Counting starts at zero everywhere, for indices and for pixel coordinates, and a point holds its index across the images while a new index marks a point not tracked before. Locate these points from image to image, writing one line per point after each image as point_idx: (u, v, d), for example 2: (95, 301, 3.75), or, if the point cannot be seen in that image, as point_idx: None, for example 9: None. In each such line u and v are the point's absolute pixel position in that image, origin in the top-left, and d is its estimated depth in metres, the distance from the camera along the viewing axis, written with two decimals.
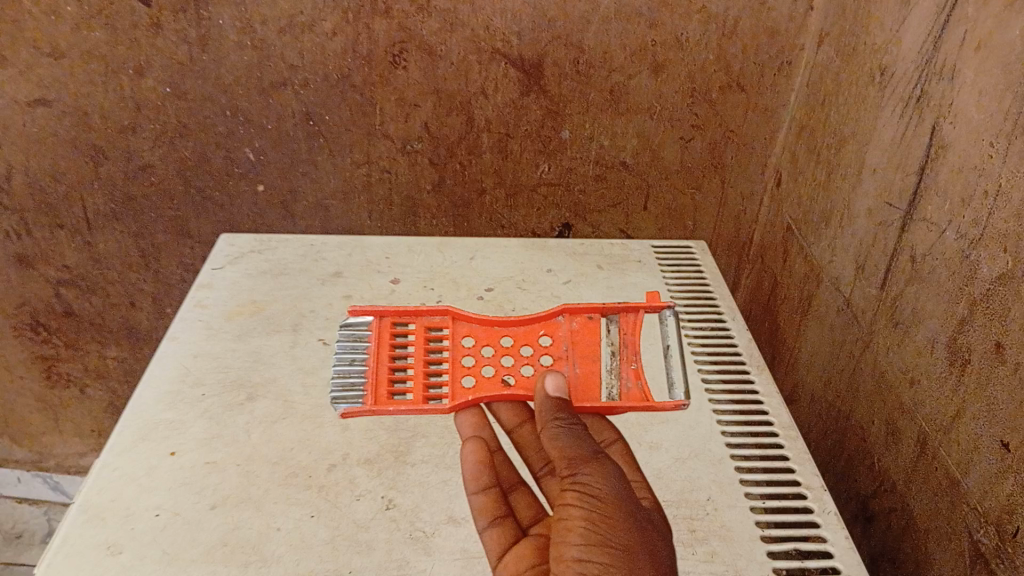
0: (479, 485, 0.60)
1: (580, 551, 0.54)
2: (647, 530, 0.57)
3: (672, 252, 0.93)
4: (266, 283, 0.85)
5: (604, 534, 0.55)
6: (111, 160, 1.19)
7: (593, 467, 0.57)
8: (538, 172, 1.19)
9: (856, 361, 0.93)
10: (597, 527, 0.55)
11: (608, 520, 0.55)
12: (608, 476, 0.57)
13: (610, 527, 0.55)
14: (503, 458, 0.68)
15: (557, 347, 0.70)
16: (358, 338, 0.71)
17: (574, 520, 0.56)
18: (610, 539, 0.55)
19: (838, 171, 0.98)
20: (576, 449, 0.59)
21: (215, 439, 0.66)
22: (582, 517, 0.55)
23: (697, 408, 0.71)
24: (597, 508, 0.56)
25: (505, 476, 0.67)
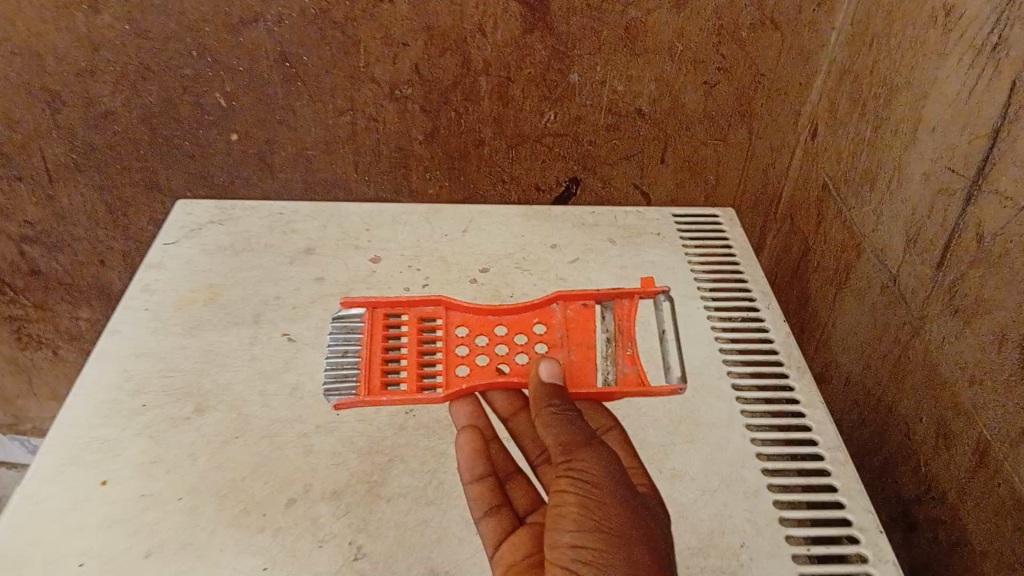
0: (473, 474, 0.54)
1: (574, 536, 0.48)
2: (643, 517, 0.51)
3: (695, 223, 0.80)
4: (226, 262, 0.74)
5: (596, 519, 0.49)
6: (68, 106, 1.06)
7: (586, 455, 0.53)
8: (542, 121, 1.05)
9: (903, 347, 0.82)
10: (591, 513, 0.49)
11: (602, 505, 0.49)
12: (604, 463, 0.52)
13: (604, 511, 0.49)
14: (498, 447, 0.59)
15: (550, 335, 0.66)
16: (351, 330, 0.66)
17: (566, 504, 0.50)
18: (605, 525, 0.49)
19: (888, 126, 0.85)
20: (570, 435, 0.54)
21: (155, 464, 0.56)
22: (572, 502, 0.50)
23: (727, 424, 0.59)
24: (591, 494, 0.50)
25: (500, 464, 0.58)
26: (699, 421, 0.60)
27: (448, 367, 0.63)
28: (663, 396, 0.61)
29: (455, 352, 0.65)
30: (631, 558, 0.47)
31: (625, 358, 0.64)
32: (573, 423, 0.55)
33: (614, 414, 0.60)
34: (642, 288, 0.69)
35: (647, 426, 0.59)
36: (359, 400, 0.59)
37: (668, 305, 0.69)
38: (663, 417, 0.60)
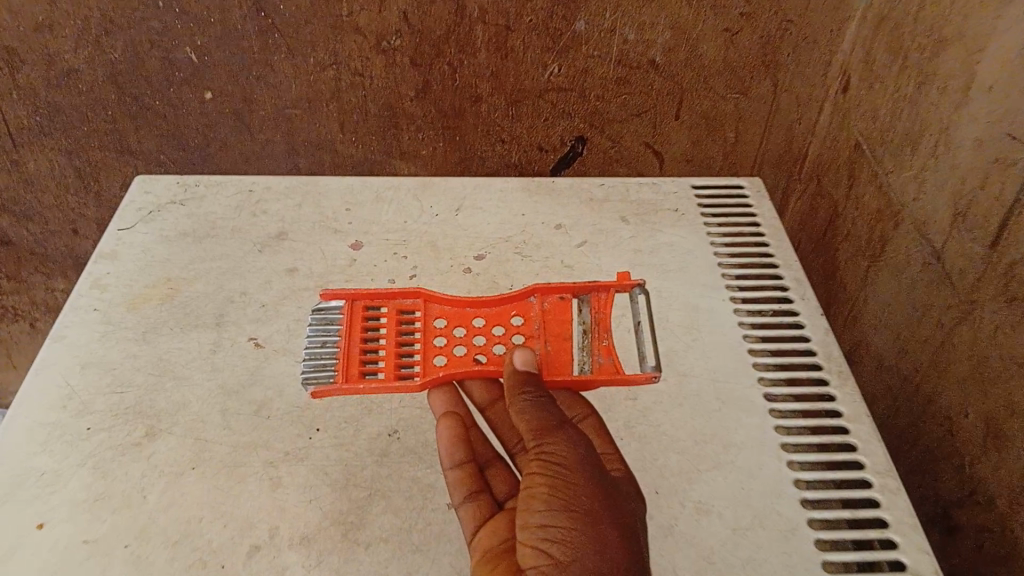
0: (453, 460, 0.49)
1: (542, 517, 0.44)
2: (619, 499, 0.46)
3: (719, 196, 0.72)
4: (187, 251, 0.65)
5: (565, 498, 0.44)
6: (26, 64, 0.94)
7: (558, 434, 0.47)
8: (545, 74, 0.94)
9: (947, 333, 0.73)
10: (559, 492, 0.44)
11: (572, 484, 0.45)
12: (576, 441, 0.47)
13: (575, 491, 0.44)
14: (479, 433, 0.53)
15: (529, 327, 0.58)
16: (330, 324, 0.57)
17: (534, 487, 0.45)
18: (574, 504, 0.44)
19: (934, 82, 0.75)
20: (539, 418, 0.48)
21: (100, 501, 0.48)
22: (541, 482, 0.45)
23: (760, 446, 0.52)
24: (561, 474, 0.45)
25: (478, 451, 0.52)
26: (727, 441, 0.52)
27: (425, 357, 0.56)
28: (684, 410, 0.53)
29: (432, 340, 0.57)
30: (601, 537, 0.42)
31: (600, 348, 0.56)
32: (542, 405, 0.49)
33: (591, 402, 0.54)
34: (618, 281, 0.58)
35: (667, 447, 0.51)
36: (337, 387, 0.53)
37: (644, 298, 0.59)
38: (686, 436, 0.52)
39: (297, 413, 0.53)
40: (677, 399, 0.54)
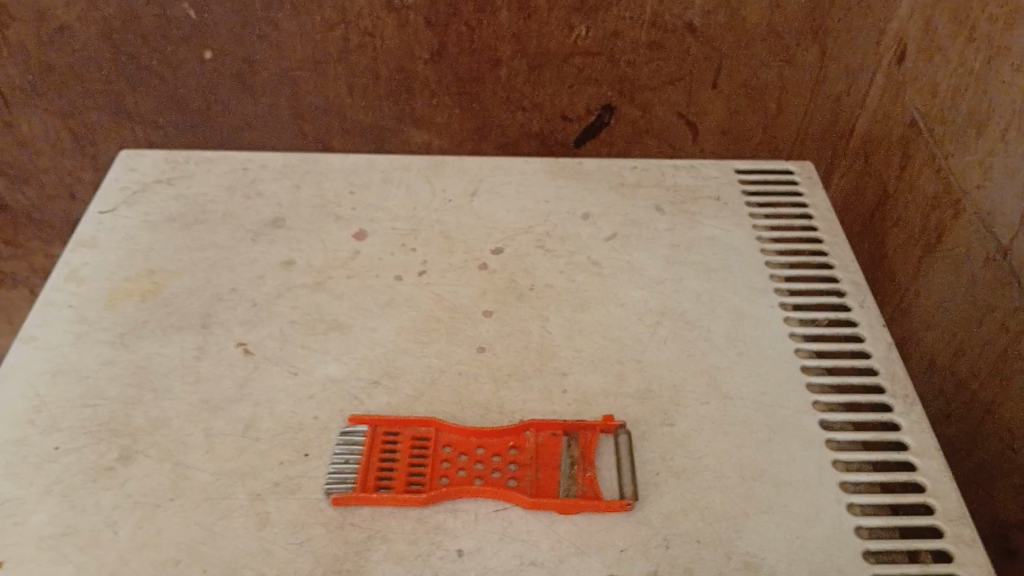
0: None
1: None
2: None
3: (766, 183, 0.65)
4: (174, 239, 0.59)
5: None
6: (16, 19, 0.86)
7: None
8: (570, 37, 0.86)
9: (1014, 337, 0.66)
10: None
11: None
12: None
13: None
14: None
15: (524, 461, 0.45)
16: (345, 450, 0.46)
17: None
18: None
19: (1006, 57, 0.67)
20: None
21: (65, 537, 0.42)
22: None
23: (816, 486, 0.45)
24: None
25: None
26: (777, 480, 0.45)
27: (432, 484, 0.44)
28: (729, 441, 0.47)
29: (440, 465, 0.45)
30: None
31: (583, 478, 0.45)
32: None
33: (578, 535, 0.42)
34: (603, 421, 0.46)
35: (709, 484, 0.45)
36: (355, 496, 0.43)
37: (672, 307, 0.55)
38: (731, 472, 0.45)
39: (289, 435, 0.47)
40: (720, 425, 0.48)
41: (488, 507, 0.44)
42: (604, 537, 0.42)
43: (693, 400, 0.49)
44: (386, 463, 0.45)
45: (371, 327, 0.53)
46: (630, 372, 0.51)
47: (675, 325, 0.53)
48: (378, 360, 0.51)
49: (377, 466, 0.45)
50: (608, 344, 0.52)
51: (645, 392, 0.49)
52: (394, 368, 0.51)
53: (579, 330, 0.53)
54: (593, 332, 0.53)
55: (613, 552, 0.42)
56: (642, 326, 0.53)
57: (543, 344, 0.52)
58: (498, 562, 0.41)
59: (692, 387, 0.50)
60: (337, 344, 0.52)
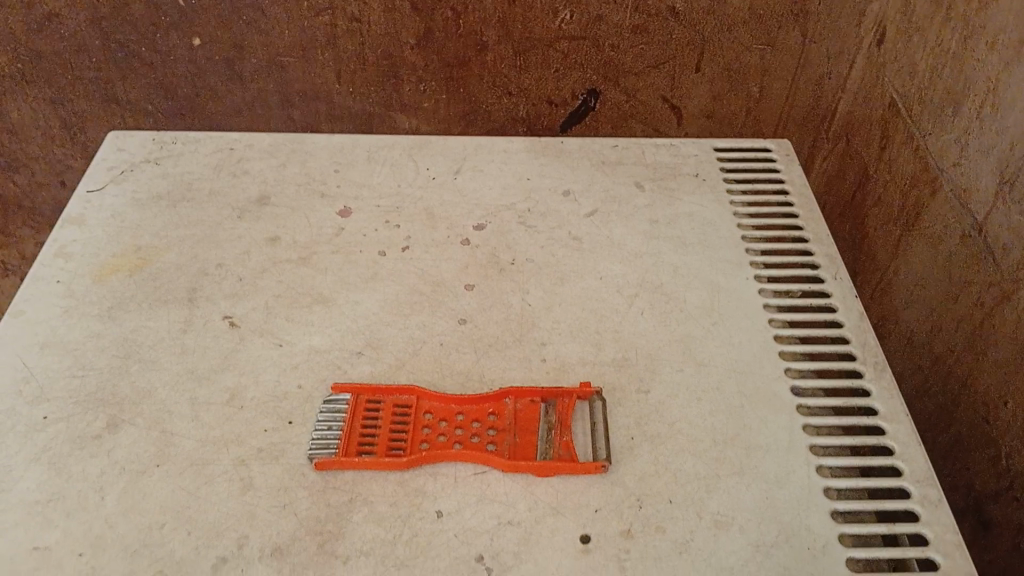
0: None
1: None
2: None
3: (744, 160, 0.66)
4: (161, 217, 0.59)
5: None
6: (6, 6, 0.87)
7: None
8: (555, 21, 0.87)
9: (989, 312, 0.67)
10: None
11: None
12: None
13: None
14: None
15: (502, 426, 0.47)
16: (327, 417, 0.47)
17: None
18: None
19: (981, 36, 0.68)
20: None
21: (53, 503, 0.43)
22: None
23: (787, 449, 0.46)
24: None
25: None
26: (749, 444, 0.46)
27: (413, 446, 0.45)
28: (702, 407, 0.48)
29: (421, 430, 0.46)
30: None
31: (560, 441, 0.46)
32: None
33: (554, 496, 0.44)
34: (579, 389, 0.48)
35: (683, 449, 0.46)
36: (339, 459, 0.44)
37: (650, 281, 0.56)
38: (704, 436, 0.47)
39: (273, 403, 0.48)
40: (695, 392, 0.49)
41: (468, 468, 0.45)
42: (578, 498, 0.44)
43: (668, 369, 0.50)
44: (368, 428, 0.46)
45: (355, 300, 0.54)
46: (608, 342, 0.52)
47: (653, 297, 0.55)
48: (361, 331, 0.52)
49: (359, 431, 0.46)
50: (587, 315, 0.54)
51: (622, 361, 0.51)
52: (377, 339, 0.52)
53: (558, 303, 0.54)
54: (573, 304, 0.54)
55: (588, 512, 0.43)
56: (621, 298, 0.55)
57: (523, 316, 0.53)
58: (475, 522, 0.42)
59: (668, 356, 0.51)
60: (322, 316, 0.53)
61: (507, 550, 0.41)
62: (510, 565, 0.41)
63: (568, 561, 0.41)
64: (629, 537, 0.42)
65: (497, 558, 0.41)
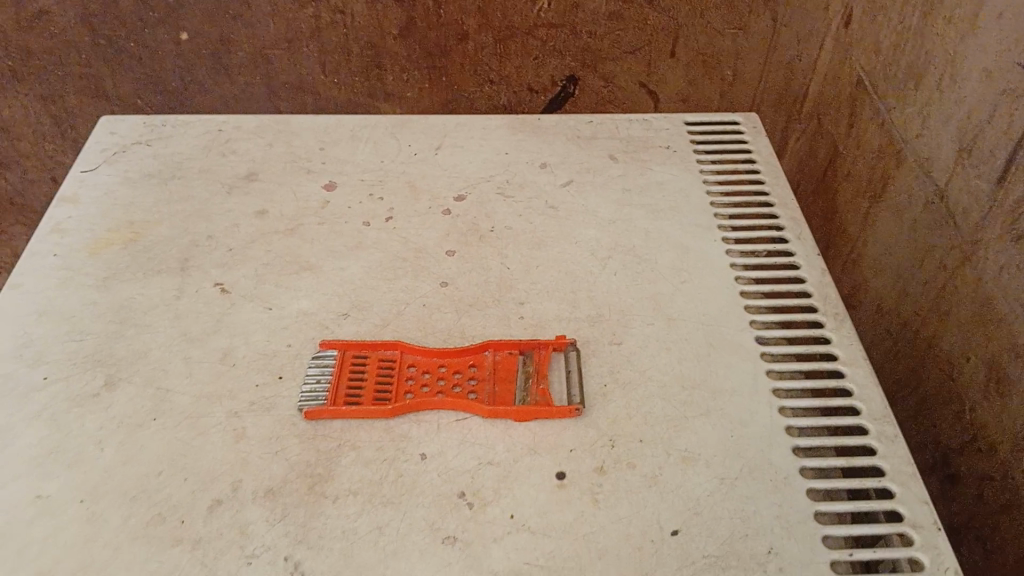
0: None
1: None
2: None
3: (713, 132, 0.69)
4: (153, 194, 0.62)
5: None
6: None
7: None
8: (533, 10, 0.90)
9: (951, 274, 0.70)
10: None
11: None
12: None
13: None
14: None
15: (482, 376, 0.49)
16: (315, 371, 0.49)
17: None
18: None
19: (939, 13, 0.71)
20: None
21: (54, 455, 0.46)
22: None
23: (751, 392, 0.49)
24: None
25: None
26: (715, 388, 0.49)
27: (398, 395, 0.48)
28: (672, 356, 0.51)
29: (406, 380, 0.49)
30: None
31: (538, 389, 0.48)
32: None
33: (531, 439, 0.46)
34: (554, 341, 0.50)
35: (653, 394, 0.48)
36: (328, 407, 0.47)
37: (623, 244, 0.58)
38: (673, 382, 0.49)
39: (263, 360, 0.50)
40: (665, 343, 0.51)
41: (450, 416, 0.47)
42: (554, 440, 0.46)
43: (640, 323, 0.53)
44: (356, 380, 0.49)
45: (341, 267, 0.57)
46: (583, 300, 0.54)
47: (626, 259, 0.57)
48: (347, 295, 0.55)
49: (347, 382, 0.48)
50: (563, 276, 0.56)
51: (596, 317, 0.53)
52: (362, 302, 0.54)
53: (535, 266, 0.57)
54: (549, 267, 0.57)
55: (563, 452, 0.46)
56: (594, 260, 0.57)
57: (501, 278, 0.56)
58: (457, 463, 0.45)
59: (640, 312, 0.54)
60: (309, 282, 0.55)
61: (487, 488, 0.44)
62: (490, 500, 0.43)
63: (544, 495, 0.44)
64: (602, 474, 0.44)
65: (477, 494, 0.43)
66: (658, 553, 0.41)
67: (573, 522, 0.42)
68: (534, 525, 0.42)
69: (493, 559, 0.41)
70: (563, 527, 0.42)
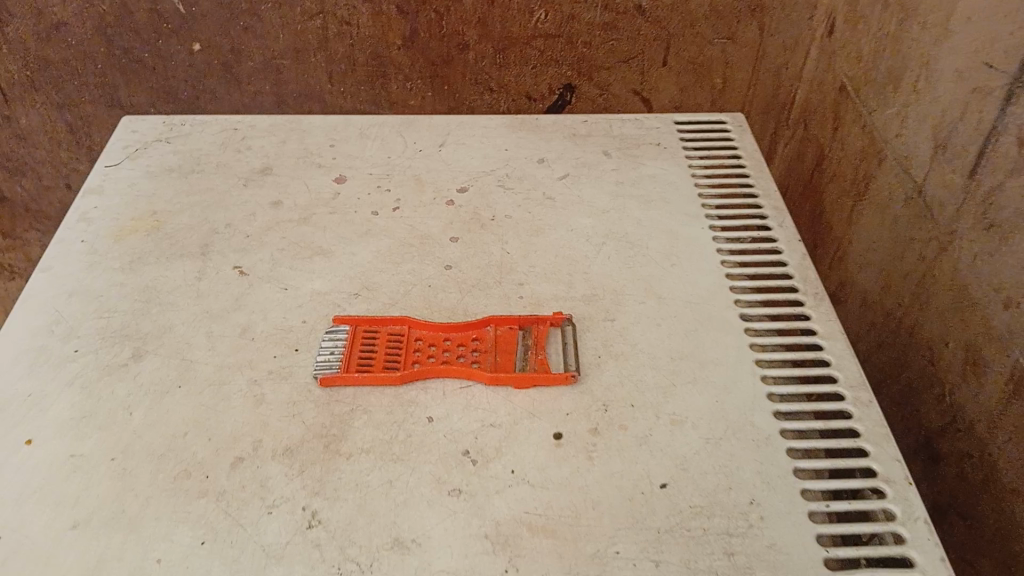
0: None
1: None
2: None
3: (701, 130, 0.73)
4: (173, 187, 0.66)
5: None
6: (17, 17, 0.93)
7: None
8: (531, 21, 0.94)
9: (929, 264, 0.74)
10: None
11: None
12: None
13: None
14: None
15: (484, 348, 0.53)
16: (329, 344, 0.53)
17: None
18: None
19: (915, 19, 0.75)
20: None
21: (87, 420, 0.49)
22: None
23: (735, 362, 0.52)
24: None
25: None
26: (702, 359, 0.52)
27: (406, 364, 0.51)
28: (661, 330, 0.54)
29: (413, 351, 0.52)
30: None
31: (536, 358, 0.52)
32: None
33: (530, 403, 0.50)
34: (551, 316, 0.54)
35: (644, 364, 0.52)
36: (341, 375, 0.50)
37: (616, 231, 0.62)
38: (663, 354, 0.53)
39: (280, 335, 0.54)
40: (655, 319, 0.55)
41: (454, 383, 0.51)
42: (552, 404, 0.50)
43: (632, 301, 0.56)
44: (367, 351, 0.52)
45: (352, 252, 0.60)
46: (578, 282, 0.58)
47: (619, 245, 0.61)
48: (358, 277, 0.58)
49: (359, 353, 0.52)
50: (560, 260, 0.60)
51: (591, 296, 0.57)
52: (372, 283, 0.58)
53: (534, 251, 0.61)
54: (547, 252, 0.60)
55: (560, 414, 0.49)
56: (589, 246, 0.61)
57: (503, 261, 0.60)
58: (462, 425, 0.48)
59: (632, 292, 0.57)
60: (322, 266, 0.59)
61: (490, 446, 0.47)
62: (492, 457, 0.47)
63: (543, 453, 0.47)
64: (596, 434, 0.48)
65: (481, 452, 0.47)
66: (648, 503, 0.45)
67: (569, 476, 0.46)
68: (533, 479, 0.46)
69: (496, 508, 0.44)
70: (559, 480, 0.46)
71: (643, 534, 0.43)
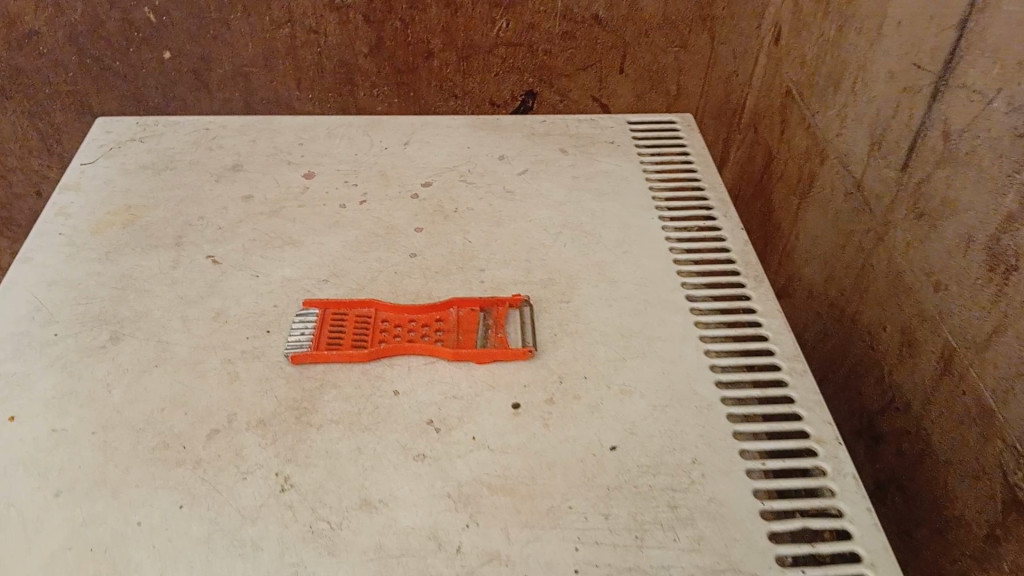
0: None
1: None
2: None
3: (652, 129, 0.77)
4: (147, 183, 0.68)
5: None
6: None
7: None
8: (493, 29, 0.98)
9: (868, 254, 0.78)
10: None
11: None
12: None
13: None
14: None
15: (447, 327, 0.56)
16: (300, 325, 0.56)
17: None
18: None
19: (852, 25, 0.80)
20: None
21: (68, 397, 0.51)
22: None
23: (681, 338, 0.56)
24: None
25: None
26: (651, 335, 0.56)
27: (374, 342, 0.54)
28: (613, 310, 0.58)
29: (380, 331, 0.55)
30: None
31: (496, 336, 0.55)
32: None
33: (489, 377, 0.53)
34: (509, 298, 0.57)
35: (596, 341, 0.56)
36: (312, 352, 0.53)
37: (572, 221, 0.66)
38: (614, 331, 0.56)
39: (253, 318, 0.57)
40: (608, 300, 0.59)
41: (418, 360, 0.54)
42: (510, 378, 0.53)
43: (586, 285, 0.60)
44: (336, 331, 0.55)
45: (320, 242, 0.63)
46: (536, 267, 0.62)
47: (574, 234, 0.65)
48: (327, 265, 0.61)
49: (328, 333, 0.55)
50: (519, 248, 0.63)
51: (548, 280, 0.60)
52: (340, 270, 0.61)
53: (494, 240, 0.64)
54: (507, 241, 0.64)
55: (518, 386, 0.52)
56: (547, 235, 0.65)
57: (465, 250, 0.63)
58: (426, 397, 0.52)
59: (586, 276, 0.61)
60: (292, 255, 0.62)
61: (452, 416, 0.50)
62: (455, 426, 0.50)
63: (502, 421, 0.50)
64: (552, 404, 0.51)
65: (444, 422, 0.50)
66: (599, 464, 0.48)
67: (527, 441, 0.49)
68: (493, 444, 0.49)
69: (457, 470, 0.47)
70: (517, 445, 0.49)
71: (594, 491, 0.47)
